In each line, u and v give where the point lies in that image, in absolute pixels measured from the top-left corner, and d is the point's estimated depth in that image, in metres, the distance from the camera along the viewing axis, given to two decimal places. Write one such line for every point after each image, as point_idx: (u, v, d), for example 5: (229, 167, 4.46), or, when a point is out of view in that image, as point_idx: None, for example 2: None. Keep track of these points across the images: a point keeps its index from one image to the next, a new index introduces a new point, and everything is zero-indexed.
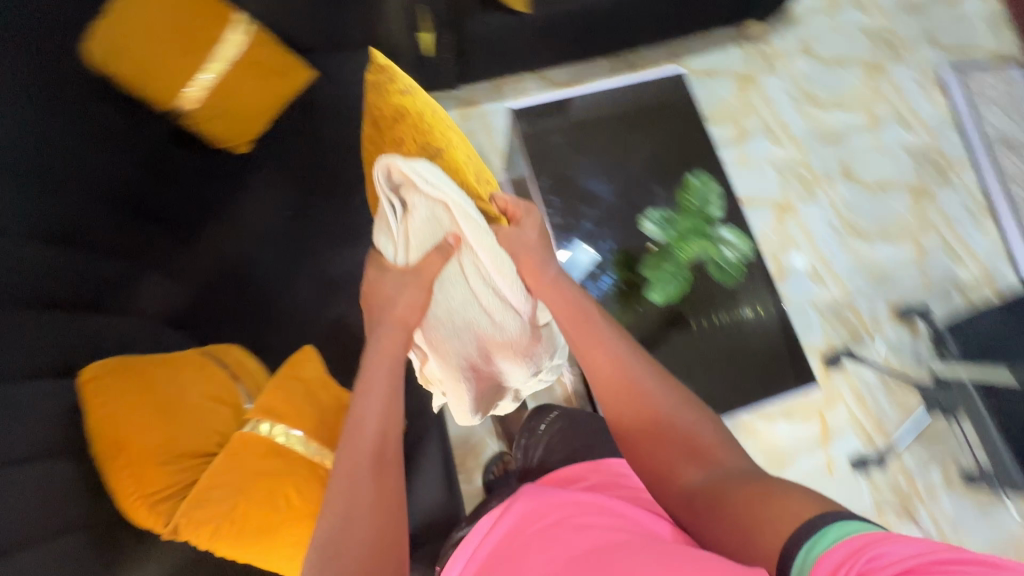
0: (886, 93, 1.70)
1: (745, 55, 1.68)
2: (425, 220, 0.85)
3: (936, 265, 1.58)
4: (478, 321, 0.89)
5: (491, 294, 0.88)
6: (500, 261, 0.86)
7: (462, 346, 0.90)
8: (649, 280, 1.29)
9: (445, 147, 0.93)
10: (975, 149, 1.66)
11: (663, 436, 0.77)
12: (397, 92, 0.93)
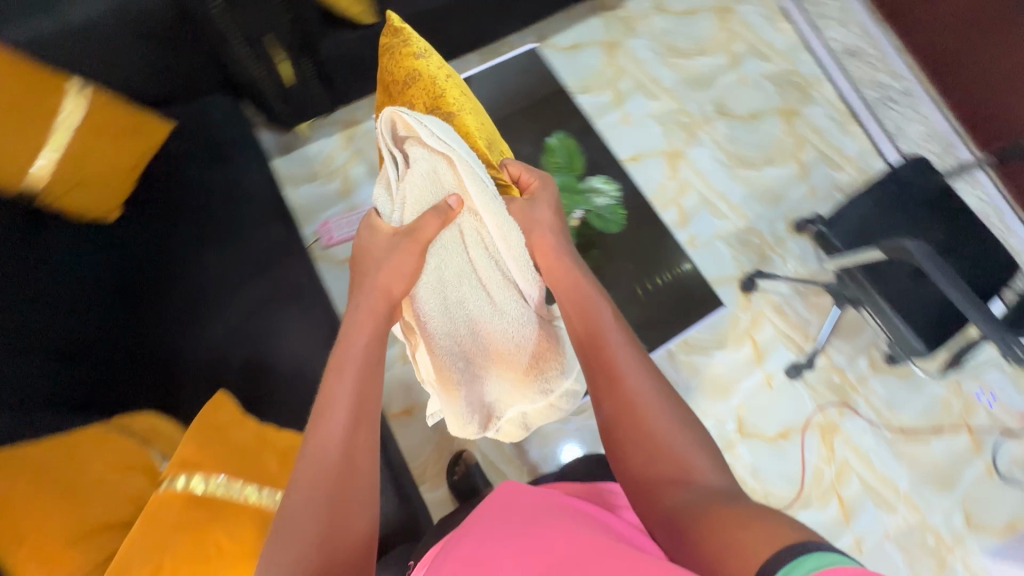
0: (739, 32, 1.99)
1: (605, 24, 1.93)
2: (425, 176, 0.95)
3: (818, 174, 1.83)
4: (477, 304, 0.98)
5: (496, 273, 0.98)
6: (507, 231, 0.94)
7: (457, 329, 0.99)
8: None
9: (456, 112, 1.06)
10: (825, 65, 1.96)
11: (645, 433, 0.75)
12: (411, 57, 1.06)
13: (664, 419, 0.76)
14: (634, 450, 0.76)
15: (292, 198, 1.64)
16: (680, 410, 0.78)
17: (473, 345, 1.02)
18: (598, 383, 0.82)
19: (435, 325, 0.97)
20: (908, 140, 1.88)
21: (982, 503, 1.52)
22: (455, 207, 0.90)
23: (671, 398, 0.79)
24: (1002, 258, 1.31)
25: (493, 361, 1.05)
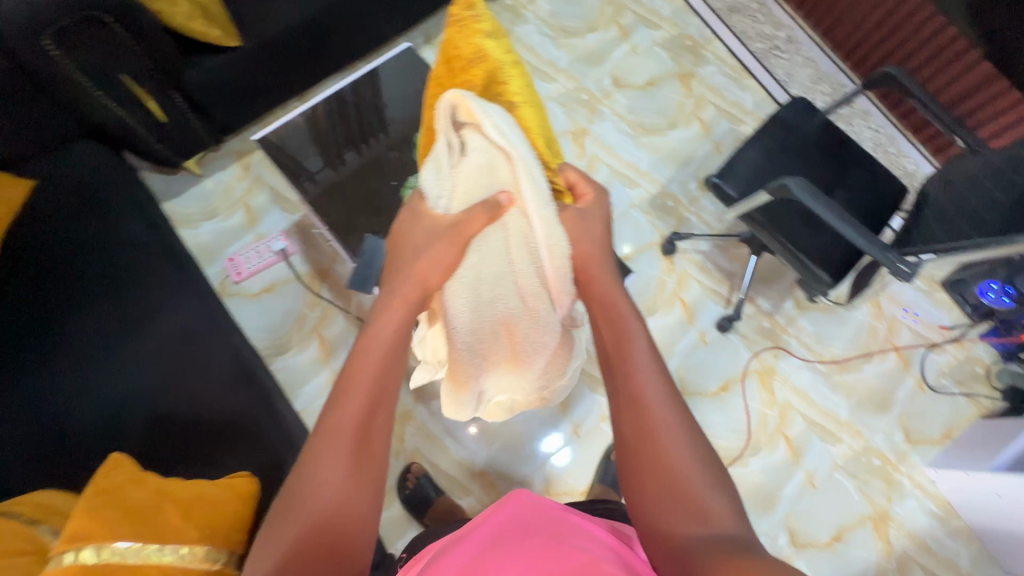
0: (624, 4, 2.01)
1: (491, 15, 1.93)
2: (479, 168, 0.88)
3: (720, 130, 1.87)
4: (508, 301, 0.88)
5: (534, 277, 0.86)
6: (555, 249, 0.83)
7: (483, 324, 0.89)
8: None
9: (518, 105, 0.95)
10: (711, 25, 1.99)
11: (657, 462, 0.67)
12: (479, 33, 0.95)
13: (684, 455, 0.67)
14: (645, 478, 0.67)
15: (190, 239, 1.57)
16: (701, 446, 0.69)
17: (493, 346, 0.93)
18: (620, 407, 0.74)
19: (461, 318, 0.87)
20: (798, 84, 1.93)
21: (918, 418, 1.59)
22: (504, 205, 0.85)
23: (695, 436, 0.70)
24: (888, 182, 1.36)
25: (504, 359, 0.96)
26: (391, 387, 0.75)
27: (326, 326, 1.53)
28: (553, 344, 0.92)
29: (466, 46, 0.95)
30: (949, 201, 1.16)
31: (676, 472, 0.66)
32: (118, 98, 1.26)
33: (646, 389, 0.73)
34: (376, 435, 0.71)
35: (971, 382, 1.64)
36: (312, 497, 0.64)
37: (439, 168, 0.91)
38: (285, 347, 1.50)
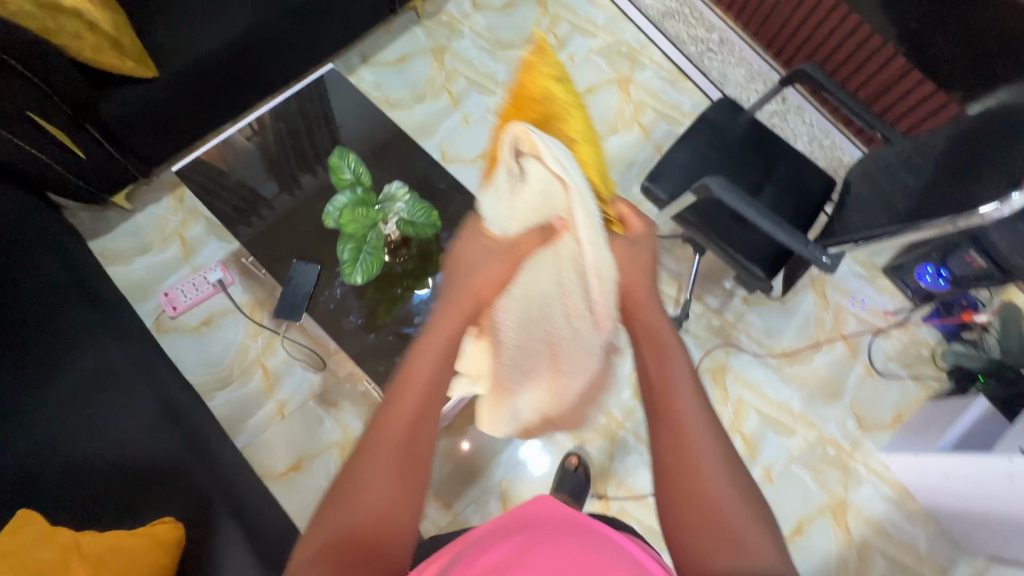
0: (559, 14, 2.03)
1: (426, 32, 1.94)
2: (537, 193, 0.89)
3: (660, 133, 1.90)
4: (556, 322, 1.00)
5: (580, 300, 0.94)
6: (603, 272, 0.86)
7: (530, 336, 1.03)
8: (367, 272, 0.99)
9: (576, 142, 1.00)
10: (646, 30, 2.02)
11: (699, 490, 0.65)
12: (547, 81, 1.03)
13: (724, 487, 0.65)
14: (685, 504, 0.65)
15: (121, 277, 1.53)
16: (743, 481, 0.66)
17: (533, 359, 1.07)
18: (661, 429, 0.71)
19: (510, 332, 1.01)
20: (731, 84, 1.97)
21: (869, 404, 1.61)
22: (557, 230, 0.90)
23: (736, 466, 0.67)
24: (814, 175, 1.39)
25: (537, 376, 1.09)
26: (438, 401, 0.72)
27: (268, 356, 1.49)
28: (588, 361, 1.04)
29: (534, 87, 1.03)
30: (866, 192, 1.18)
31: (719, 504, 0.63)
32: (34, 142, 1.23)
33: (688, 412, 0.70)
34: (421, 442, 0.68)
35: (919, 365, 1.66)
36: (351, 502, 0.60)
37: (498, 190, 0.93)
38: (227, 381, 1.46)
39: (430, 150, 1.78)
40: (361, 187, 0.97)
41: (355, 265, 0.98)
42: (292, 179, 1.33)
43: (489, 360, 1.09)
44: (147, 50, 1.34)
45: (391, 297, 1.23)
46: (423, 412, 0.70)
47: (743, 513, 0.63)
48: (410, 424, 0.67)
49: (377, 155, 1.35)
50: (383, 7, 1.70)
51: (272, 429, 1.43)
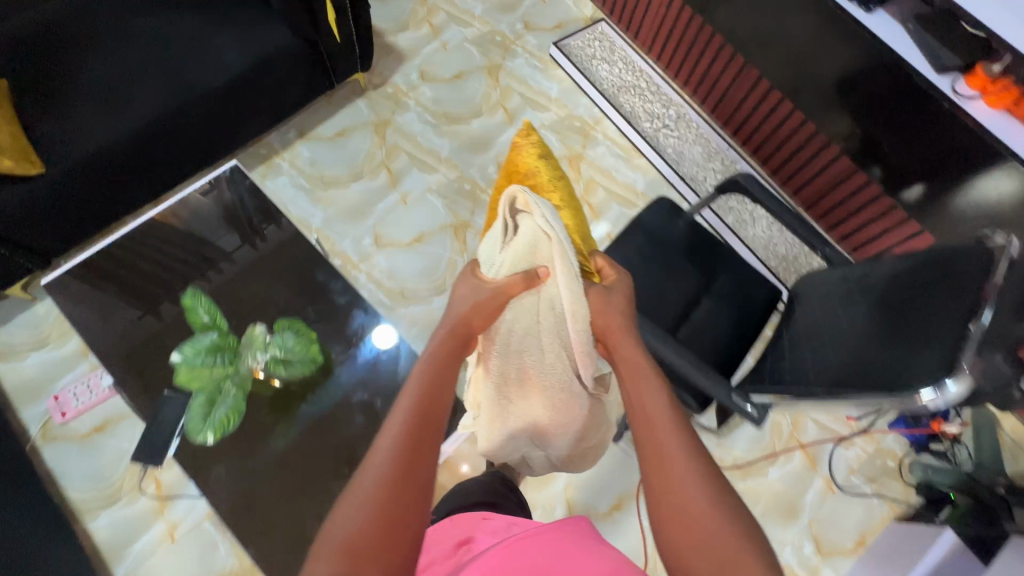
0: (510, 86, 1.96)
1: (370, 105, 1.86)
2: (523, 245, 0.88)
3: (610, 214, 1.80)
4: (537, 358, 0.93)
5: (557, 339, 0.88)
6: (580, 313, 0.83)
7: (507, 374, 0.95)
8: (215, 427, 0.89)
9: (561, 208, 0.94)
10: (600, 104, 1.94)
11: (685, 510, 0.62)
12: (537, 156, 0.96)
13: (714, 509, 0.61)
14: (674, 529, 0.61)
15: (11, 375, 1.40)
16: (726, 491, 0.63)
17: (520, 398, 0.99)
18: (642, 453, 0.69)
19: (495, 367, 0.94)
20: (688, 164, 1.87)
21: (828, 524, 1.46)
22: (540, 277, 0.87)
23: (724, 491, 0.63)
24: (759, 285, 1.27)
25: (529, 416, 1.02)
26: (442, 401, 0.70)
27: (164, 467, 1.35)
28: (569, 402, 0.97)
29: (520, 161, 0.96)
30: (807, 321, 1.04)
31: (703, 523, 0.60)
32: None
33: (666, 433, 0.68)
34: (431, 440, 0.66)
35: (887, 479, 1.52)
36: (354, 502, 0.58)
37: (496, 244, 0.94)
38: (111, 500, 1.32)
39: (364, 233, 1.67)
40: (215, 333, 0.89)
41: (205, 423, 0.89)
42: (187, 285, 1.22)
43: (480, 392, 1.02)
44: (38, 144, 1.25)
45: (286, 422, 1.11)
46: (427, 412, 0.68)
47: (738, 540, 0.58)
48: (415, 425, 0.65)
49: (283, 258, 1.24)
50: (316, 85, 1.63)
51: (159, 554, 1.28)
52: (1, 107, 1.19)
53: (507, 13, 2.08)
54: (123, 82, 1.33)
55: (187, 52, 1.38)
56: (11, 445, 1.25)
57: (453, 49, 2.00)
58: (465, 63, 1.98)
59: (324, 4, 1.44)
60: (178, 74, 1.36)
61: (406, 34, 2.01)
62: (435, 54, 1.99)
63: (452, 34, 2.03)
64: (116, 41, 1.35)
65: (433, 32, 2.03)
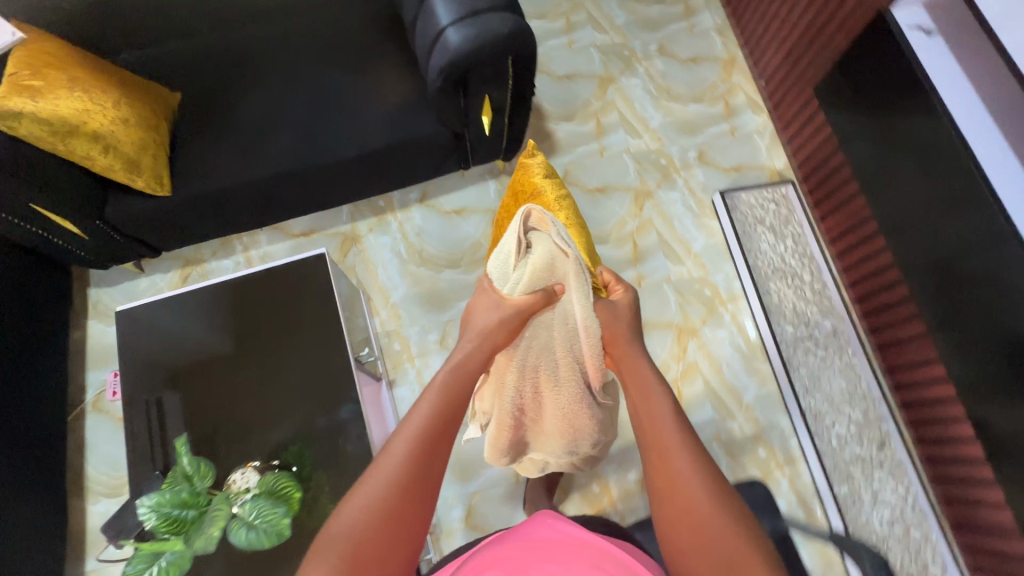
0: (652, 221, 1.74)
1: (500, 190, 1.73)
2: (539, 264, 0.81)
3: (699, 416, 1.52)
4: (552, 372, 0.88)
5: (569, 354, 0.85)
6: (593, 329, 0.79)
7: (523, 388, 0.90)
8: None
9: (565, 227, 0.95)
10: (744, 281, 1.64)
11: (686, 508, 0.66)
12: (541, 176, 1.03)
13: (719, 515, 0.64)
14: (680, 532, 0.65)
15: (95, 336, 1.54)
16: (717, 487, 0.67)
17: (535, 406, 0.95)
18: (647, 457, 0.73)
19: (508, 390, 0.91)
20: (819, 397, 1.53)
21: None
22: (556, 295, 0.82)
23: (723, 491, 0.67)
24: None
25: (541, 424, 1.00)
26: (460, 408, 0.76)
27: None
28: (576, 417, 0.94)
29: (526, 180, 1.04)
30: None
31: (705, 524, 0.64)
32: (21, 232, 1.24)
33: (672, 447, 0.71)
34: (440, 457, 0.71)
35: None
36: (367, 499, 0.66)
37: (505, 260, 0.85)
38: (110, 494, 1.39)
39: (435, 326, 1.59)
40: (186, 486, 0.88)
41: None
42: (233, 360, 1.20)
43: (490, 403, 1.00)
44: (173, 166, 1.30)
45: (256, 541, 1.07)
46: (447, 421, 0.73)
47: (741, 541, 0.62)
48: (431, 435, 0.70)
49: (328, 364, 1.19)
50: (450, 167, 1.54)
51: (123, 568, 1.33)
52: (156, 124, 1.23)
53: (685, 135, 1.85)
54: (270, 127, 1.35)
55: (335, 115, 1.37)
56: (54, 413, 1.37)
57: (610, 157, 1.82)
58: (616, 177, 1.79)
59: (481, 104, 1.33)
60: (318, 134, 1.35)
61: (568, 124, 1.87)
62: (589, 156, 1.82)
63: (615, 139, 1.84)
64: (282, 85, 1.38)
65: (597, 130, 1.86)
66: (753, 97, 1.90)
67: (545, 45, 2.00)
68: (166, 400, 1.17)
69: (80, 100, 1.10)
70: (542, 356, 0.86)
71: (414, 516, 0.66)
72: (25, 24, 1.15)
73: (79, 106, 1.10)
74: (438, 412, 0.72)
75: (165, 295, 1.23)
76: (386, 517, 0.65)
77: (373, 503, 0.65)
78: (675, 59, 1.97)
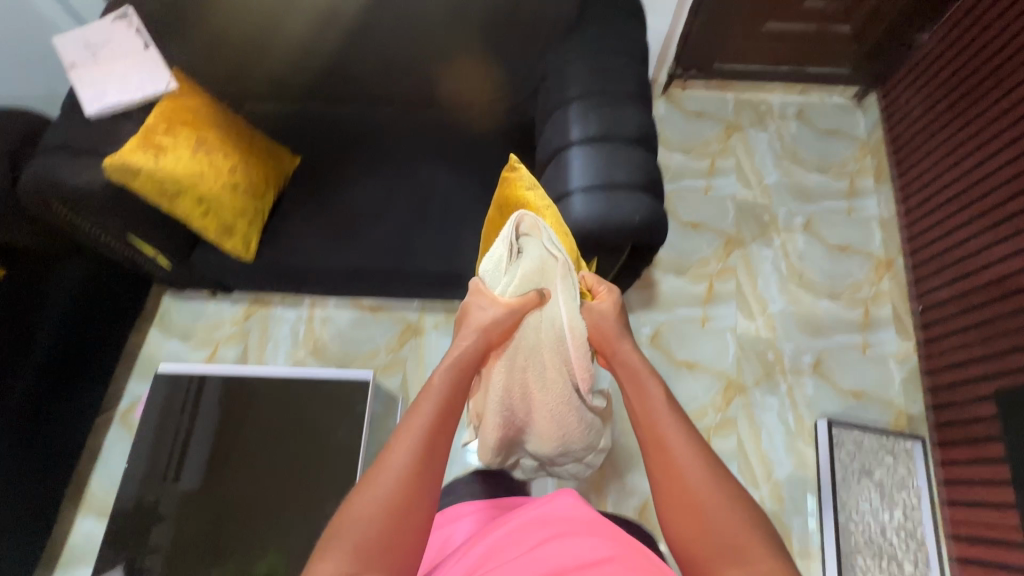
0: (736, 420, 1.51)
1: None
2: (530, 266, 0.80)
3: None
4: (540, 372, 0.83)
5: (557, 358, 0.80)
6: (579, 331, 0.77)
7: (512, 389, 0.84)
8: None
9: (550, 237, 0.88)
10: (827, 543, 1.36)
11: (688, 499, 0.65)
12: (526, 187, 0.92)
13: (717, 498, 0.64)
14: (680, 522, 0.65)
15: (150, 345, 1.56)
16: (712, 463, 0.67)
17: (524, 410, 0.89)
18: (647, 449, 0.72)
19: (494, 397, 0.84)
20: None
21: None
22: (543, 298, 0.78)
23: (719, 469, 0.67)
24: None
25: (535, 429, 0.93)
26: (463, 398, 0.75)
27: None
28: (567, 419, 0.89)
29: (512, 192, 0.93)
30: None
31: (705, 511, 0.64)
32: (115, 253, 1.26)
33: (667, 435, 0.70)
34: (441, 453, 0.69)
35: None
36: (374, 491, 0.64)
37: (496, 266, 0.83)
38: (98, 513, 1.39)
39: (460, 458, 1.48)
40: None
41: None
42: (250, 451, 1.15)
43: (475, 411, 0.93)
44: (267, 232, 1.29)
45: None
46: (453, 413, 0.72)
47: (737, 521, 0.63)
48: (435, 425, 0.69)
49: (336, 498, 1.11)
50: None
51: None
52: (263, 192, 1.23)
53: (806, 334, 1.61)
54: (369, 219, 1.31)
55: (434, 227, 1.29)
56: (84, 419, 1.38)
57: (710, 331, 1.62)
58: (711, 355, 1.59)
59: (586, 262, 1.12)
60: (412, 241, 1.29)
61: (676, 279, 1.68)
62: (688, 322, 1.63)
63: (723, 312, 1.64)
64: (396, 181, 1.34)
65: (707, 295, 1.66)
66: (902, 312, 1.63)
67: (679, 183, 1.83)
68: (198, 423, 1.16)
69: (199, 163, 1.10)
70: (530, 353, 0.81)
71: (425, 508, 0.65)
72: (183, 75, 1.18)
73: (197, 170, 1.10)
74: (439, 406, 0.70)
75: (204, 365, 1.18)
76: (393, 509, 0.63)
77: (381, 496, 0.64)
78: (821, 240, 1.75)
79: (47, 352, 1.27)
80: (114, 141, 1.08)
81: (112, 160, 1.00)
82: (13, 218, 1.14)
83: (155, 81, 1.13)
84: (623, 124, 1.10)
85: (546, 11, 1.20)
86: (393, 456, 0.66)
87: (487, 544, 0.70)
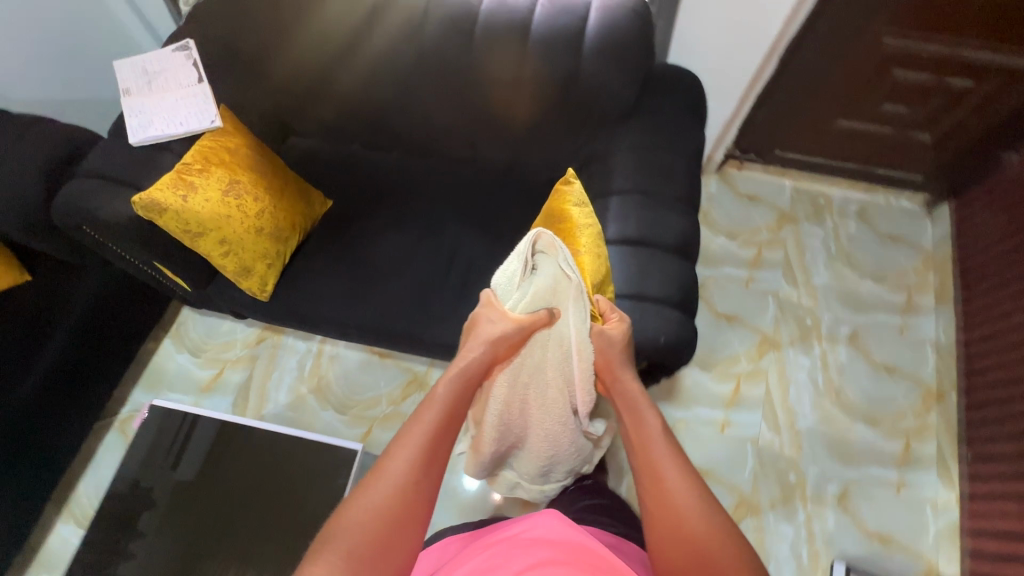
0: None
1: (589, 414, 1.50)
2: (542, 284, 0.83)
3: None
4: (541, 391, 0.86)
5: (560, 378, 0.83)
6: (586, 353, 0.79)
7: (513, 401, 0.86)
8: None
9: (581, 253, 0.91)
10: None
11: (678, 530, 0.67)
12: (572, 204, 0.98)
13: (707, 528, 0.66)
14: (669, 550, 0.67)
15: (161, 356, 1.58)
16: (703, 495, 0.69)
17: (520, 422, 0.91)
18: (641, 479, 0.74)
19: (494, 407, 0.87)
20: None
21: None
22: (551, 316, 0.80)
23: (709, 501, 0.69)
24: None
25: (527, 440, 0.95)
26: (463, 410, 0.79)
27: None
28: (560, 436, 0.91)
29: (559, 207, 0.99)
30: None
31: (695, 540, 0.65)
32: (139, 273, 1.27)
33: (660, 462, 0.73)
34: (437, 463, 0.74)
35: None
36: (374, 493, 0.68)
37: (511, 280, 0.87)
38: (78, 520, 1.39)
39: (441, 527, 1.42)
40: None
41: None
42: None
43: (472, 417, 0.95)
44: (285, 274, 1.27)
45: None
46: (454, 421, 0.76)
47: (727, 551, 0.64)
48: (436, 436, 0.74)
49: None
50: None
51: None
52: (288, 236, 1.20)
53: (835, 459, 1.48)
54: (388, 275, 1.27)
55: (451, 296, 1.25)
56: (84, 425, 1.39)
57: (730, 438, 1.50)
58: (726, 465, 1.47)
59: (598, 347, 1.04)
60: (427, 306, 1.24)
61: (700, 374, 1.58)
62: (707, 424, 1.52)
63: (746, 419, 1.53)
64: (421, 240, 1.30)
65: (731, 398, 1.55)
66: (948, 454, 1.47)
67: (718, 269, 1.74)
68: None
69: (226, 205, 1.09)
70: (537, 370, 0.83)
71: (419, 515, 0.70)
72: (228, 113, 1.18)
73: (225, 212, 1.09)
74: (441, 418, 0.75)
75: None
76: (391, 511, 0.68)
77: (380, 499, 0.68)
78: (866, 357, 1.61)
79: (47, 367, 1.25)
80: (149, 173, 1.08)
81: (140, 197, 1.01)
82: (47, 233, 1.18)
83: (201, 116, 1.14)
84: (665, 229, 1.03)
85: (602, 98, 1.15)
86: (395, 462, 0.71)
87: (475, 565, 0.70)
